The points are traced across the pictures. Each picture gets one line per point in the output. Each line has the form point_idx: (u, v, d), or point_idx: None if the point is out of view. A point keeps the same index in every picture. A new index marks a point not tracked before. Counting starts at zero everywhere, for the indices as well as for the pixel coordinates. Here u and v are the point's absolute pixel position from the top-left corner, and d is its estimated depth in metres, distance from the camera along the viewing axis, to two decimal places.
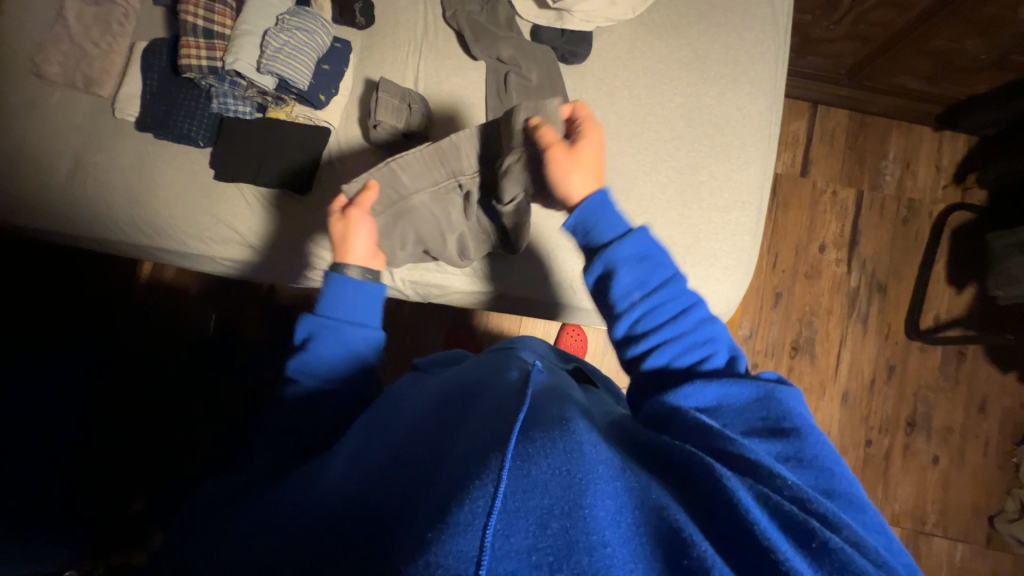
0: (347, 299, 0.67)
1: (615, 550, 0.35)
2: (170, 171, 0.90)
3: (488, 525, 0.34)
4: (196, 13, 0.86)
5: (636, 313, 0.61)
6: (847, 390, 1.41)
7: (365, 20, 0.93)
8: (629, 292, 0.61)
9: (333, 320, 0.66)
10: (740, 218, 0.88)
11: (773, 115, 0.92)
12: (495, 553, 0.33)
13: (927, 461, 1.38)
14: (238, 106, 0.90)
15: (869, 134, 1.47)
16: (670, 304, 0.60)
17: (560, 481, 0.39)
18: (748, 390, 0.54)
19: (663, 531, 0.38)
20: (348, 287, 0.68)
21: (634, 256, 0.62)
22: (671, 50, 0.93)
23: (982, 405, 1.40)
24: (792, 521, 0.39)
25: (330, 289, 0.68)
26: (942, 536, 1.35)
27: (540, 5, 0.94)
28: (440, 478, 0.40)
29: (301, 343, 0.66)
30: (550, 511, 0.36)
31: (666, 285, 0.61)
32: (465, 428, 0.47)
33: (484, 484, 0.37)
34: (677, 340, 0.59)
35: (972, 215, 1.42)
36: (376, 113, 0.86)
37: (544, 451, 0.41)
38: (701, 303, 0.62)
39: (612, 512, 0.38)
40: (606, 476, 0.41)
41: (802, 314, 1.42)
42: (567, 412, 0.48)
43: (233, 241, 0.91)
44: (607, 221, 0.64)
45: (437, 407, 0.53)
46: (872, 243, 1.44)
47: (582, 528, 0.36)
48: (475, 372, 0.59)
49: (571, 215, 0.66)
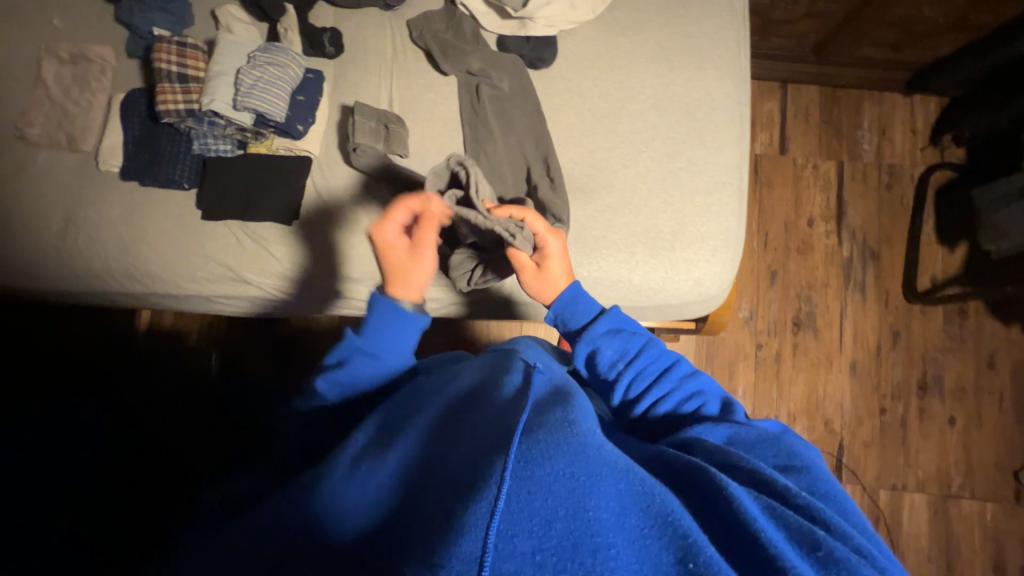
0: (391, 333, 0.64)
1: (619, 552, 0.37)
2: (159, 217, 0.91)
3: (491, 529, 0.35)
4: (170, 60, 0.88)
5: (624, 381, 0.66)
6: (854, 359, 1.40)
7: (335, 49, 0.95)
8: (613, 363, 0.67)
9: (373, 349, 0.63)
10: (723, 199, 0.89)
11: (741, 96, 0.94)
12: (499, 553, 0.34)
13: (945, 422, 1.37)
14: (218, 145, 0.91)
15: (843, 106, 1.49)
16: (654, 365, 0.66)
17: (564, 483, 0.39)
18: (754, 433, 0.56)
19: (671, 536, 0.39)
20: (397, 318, 0.64)
21: (609, 335, 0.69)
22: (635, 45, 0.95)
23: (991, 360, 1.40)
24: (801, 531, 0.42)
25: (374, 313, 0.64)
26: (970, 498, 1.34)
27: (503, 17, 0.96)
28: (444, 488, 0.40)
29: (336, 362, 0.64)
30: (554, 513, 0.37)
31: (645, 353, 0.67)
32: (466, 436, 0.46)
33: (487, 492, 0.37)
34: (668, 397, 0.64)
35: (954, 173, 1.43)
36: (355, 137, 0.88)
37: (548, 452, 0.41)
38: (681, 359, 0.67)
39: (616, 514, 0.39)
40: (612, 477, 0.42)
41: (800, 290, 1.42)
42: (571, 413, 0.48)
43: (228, 279, 0.92)
44: (582, 308, 0.71)
45: (437, 415, 0.52)
46: (859, 212, 1.45)
47: (587, 531, 0.37)
48: (474, 378, 0.58)
49: (551, 308, 0.73)
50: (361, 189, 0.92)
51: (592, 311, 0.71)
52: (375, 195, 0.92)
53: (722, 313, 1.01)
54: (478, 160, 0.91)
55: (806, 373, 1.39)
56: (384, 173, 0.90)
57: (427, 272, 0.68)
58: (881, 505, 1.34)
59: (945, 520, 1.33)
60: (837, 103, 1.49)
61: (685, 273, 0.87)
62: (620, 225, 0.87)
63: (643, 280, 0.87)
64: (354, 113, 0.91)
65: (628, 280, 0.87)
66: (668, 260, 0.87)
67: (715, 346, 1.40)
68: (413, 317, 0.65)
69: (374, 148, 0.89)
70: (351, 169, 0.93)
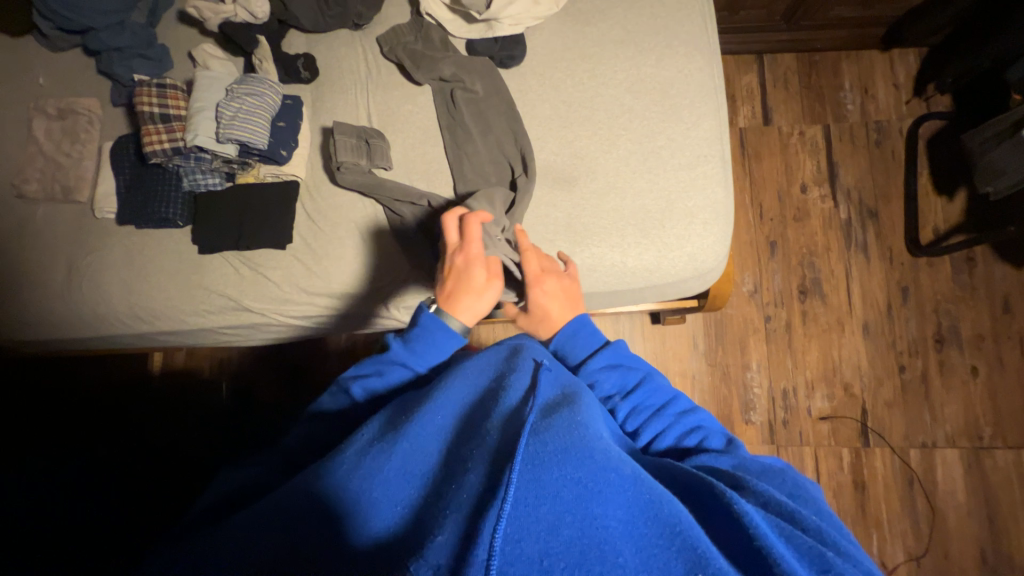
0: (433, 352, 0.66)
1: (627, 559, 0.39)
2: (158, 256, 0.94)
3: (496, 538, 0.39)
4: (151, 102, 0.90)
5: (622, 414, 0.65)
6: (866, 321, 1.38)
7: (310, 74, 0.97)
8: (610, 395, 0.66)
9: (410, 363, 0.65)
10: (707, 171, 0.89)
11: (713, 69, 0.94)
12: (506, 557, 0.38)
13: (967, 373, 1.34)
14: (207, 180, 0.94)
15: (821, 69, 1.48)
16: (650, 400, 0.65)
17: (572, 489, 0.42)
18: (760, 467, 0.56)
19: (679, 546, 0.40)
20: (439, 336, 0.66)
21: (608, 367, 0.68)
22: (601, 32, 0.96)
23: (1007, 304, 1.36)
24: (809, 549, 0.43)
25: (421, 329, 0.66)
26: (1003, 448, 1.31)
27: (469, 21, 0.98)
28: (462, 496, 0.44)
29: (372, 372, 0.65)
30: (561, 519, 0.40)
31: (645, 385, 0.66)
32: (483, 441, 0.48)
33: (499, 504, 0.41)
34: (668, 432, 0.63)
35: (942, 121, 1.42)
36: (337, 156, 0.90)
37: (556, 458, 0.44)
38: (680, 395, 0.66)
39: (623, 523, 0.41)
40: (619, 486, 0.43)
41: (802, 257, 1.41)
42: (577, 415, 0.51)
43: (229, 307, 0.93)
44: (582, 342, 0.70)
45: (453, 416, 0.54)
46: (852, 171, 1.44)
47: (594, 539, 0.39)
48: (484, 381, 0.59)
49: (551, 341, 0.72)
50: (348, 206, 0.94)
51: (594, 341, 0.71)
52: (363, 209, 0.93)
53: (723, 288, 1.00)
54: (461, 164, 0.93)
55: (818, 340, 1.38)
56: (369, 189, 0.91)
57: (488, 297, 0.69)
58: (913, 466, 1.31)
59: (980, 473, 1.30)
60: (814, 67, 1.49)
61: (678, 249, 0.86)
62: (607, 210, 0.88)
63: (637, 262, 0.87)
64: (334, 132, 0.93)
65: (622, 264, 0.87)
66: (659, 239, 0.87)
67: (723, 323, 1.39)
68: (453, 337, 0.67)
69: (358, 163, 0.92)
70: (337, 188, 0.94)
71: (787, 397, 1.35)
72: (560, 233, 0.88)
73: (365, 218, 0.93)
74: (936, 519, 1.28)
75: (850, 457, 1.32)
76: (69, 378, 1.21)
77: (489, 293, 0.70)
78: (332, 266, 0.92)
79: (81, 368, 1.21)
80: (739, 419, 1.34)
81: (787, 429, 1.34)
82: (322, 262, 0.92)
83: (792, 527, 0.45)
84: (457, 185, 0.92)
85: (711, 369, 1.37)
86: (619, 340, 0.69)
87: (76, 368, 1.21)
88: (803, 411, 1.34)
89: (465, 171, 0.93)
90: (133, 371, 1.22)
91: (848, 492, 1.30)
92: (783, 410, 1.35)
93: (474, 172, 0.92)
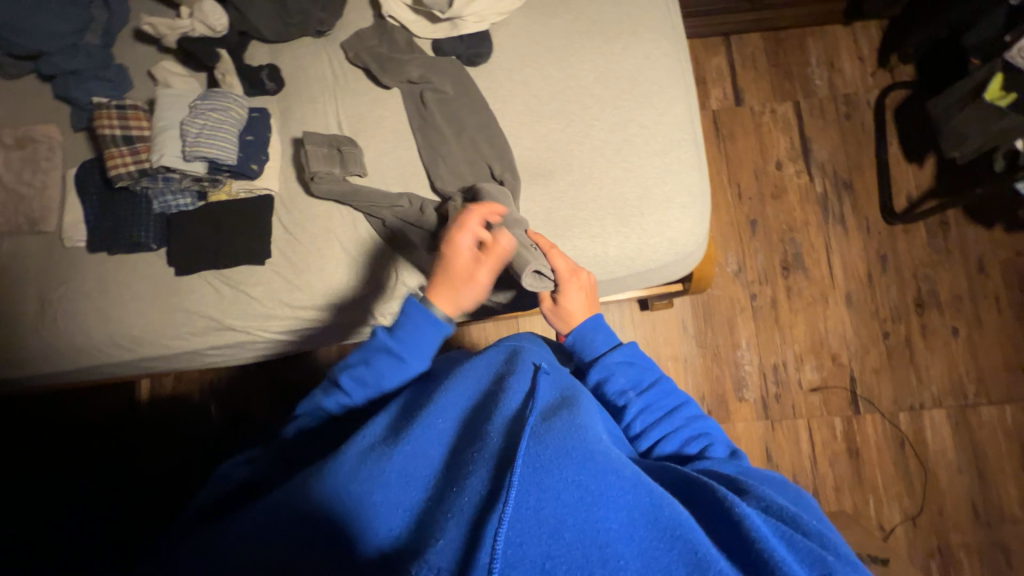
0: (419, 339, 0.62)
1: (628, 561, 0.40)
2: (133, 282, 0.92)
3: (497, 543, 0.39)
4: (112, 124, 0.88)
5: (633, 411, 0.66)
6: (849, 291, 1.41)
7: (275, 85, 0.96)
8: (623, 391, 0.67)
9: (395, 348, 0.62)
10: (680, 155, 0.89)
11: (680, 53, 0.95)
12: (508, 560, 0.39)
13: (948, 334, 1.38)
14: (178, 200, 0.91)
15: (787, 46, 1.50)
16: (663, 401, 0.66)
17: (574, 491, 0.42)
18: (762, 477, 0.58)
19: (681, 548, 0.41)
20: (422, 320, 0.62)
21: (622, 364, 0.69)
22: (566, 24, 0.96)
23: (981, 264, 1.40)
24: (811, 553, 0.43)
25: (405, 314, 0.62)
26: (987, 403, 1.34)
27: (433, 21, 0.97)
28: (464, 499, 0.44)
29: (360, 359, 0.63)
30: (562, 522, 0.41)
31: (657, 386, 0.68)
32: (486, 446, 0.47)
33: (501, 507, 0.41)
34: (675, 434, 0.64)
35: (907, 90, 1.44)
36: (310, 165, 0.89)
37: (556, 460, 0.44)
38: (691, 401, 0.68)
39: (624, 525, 0.41)
40: (620, 487, 0.43)
41: (782, 233, 1.43)
42: (576, 415, 0.50)
43: (212, 328, 0.91)
44: (603, 336, 0.72)
45: (454, 419, 0.54)
46: (824, 145, 1.46)
47: (595, 541, 0.40)
48: (482, 381, 0.58)
49: (571, 333, 0.74)
50: (326, 218, 0.92)
51: (610, 341, 0.72)
52: (342, 219, 0.92)
53: (706, 270, 1.01)
54: (436, 166, 0.92)
55: (804, 313, 1.40)
56: (346, 199, 0.90)
57: (477, 288, 0.66)
58: (903, 428, 1.34)
59: (967, 430, 1.34)
60: (781, 44, 1.50)
61: (658, 235, 0.87)
62: (586, 202, 0.88)
63: (619, 251, 0.87)
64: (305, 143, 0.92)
65: (604, 254, 0.87)
66: (639, 227, 0.87)
67: (711, 304, 1.40)
68: (436, 324, 0.63)
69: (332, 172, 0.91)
70: (312, 199, 0.93)
71: (777, 371, 1.37)
72: (541, 227, 0.88)
73: (343, 227, 0.92)
74: (929, 479, 1.32)
75: (842, 425, 1.35)
76: (52, 413, 1.18)
77: (480, 284, 0.66)
78: (315, 277, 0.91)
79: (64, 401, 1.18)
80: (732, 397, 1.36)
81: (781, 403, 1.36)
82: (304, 273, 0.91)
83: (794, 531, 0.46)
84: (435, 188, 0.92)
85: (702, 351, 1.38)
86: (633, 341, 0.70)
87: (58, 402, 1.18)
88: (794, 384, 1.37)
89: (445, 172, 0.92)
90: (120, 400, 1.19)
91: (843, 459, 1.33)
92: (774, 384, 1.37)
93: (452, 173, 0.92)
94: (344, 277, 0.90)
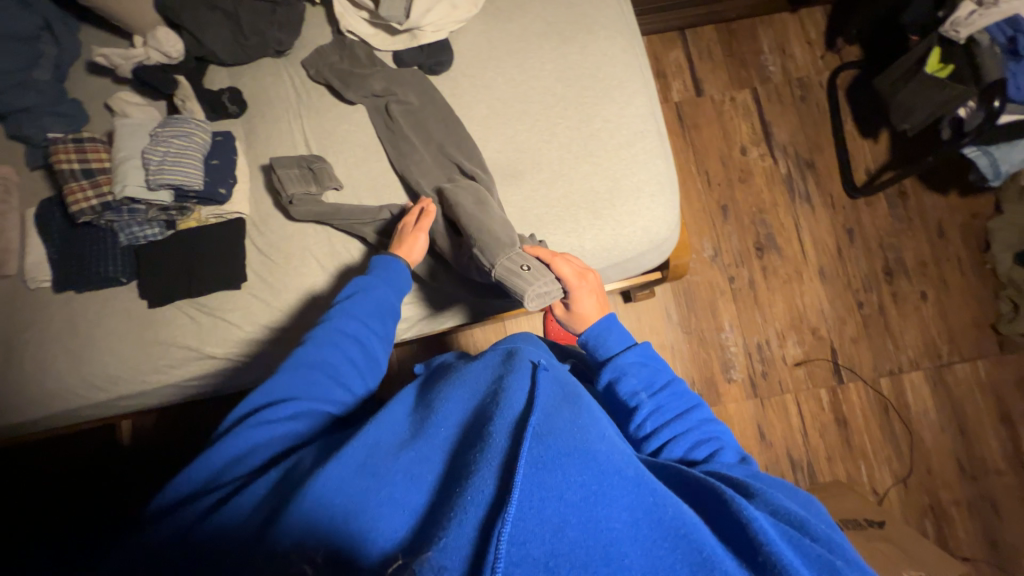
0: (394, 270, 0.78)
1: (632, 562, 0.41)
2: (106, 318, 0.89)
3: (501, 543, 0.39)
4: (70, 159, 0.86)
5: (644, 411, 0.65)
6: (821, 266, 1.45)
7: (238, 108, 0.96)
8: (635, 392, 0.66)
9: (374, 280, 0.75)
10: (645, 146, 0.91)
11: (635, 48, 0.97)
12: (513, 560, 0.39)
13: (918, 299, 1.43)
14: (146, 231, 0.90)
15: (740, 36, 1.55)
16: (675, 403, 0.65)
17: (577, 491, 0.43)
18: (768, 480, 0.58)
19: (685, 548, 0.42)
20: (393, 267, 0.78)
21: (634, 364, 0.68)
22: (524, 27, 0.98)
23: (941, 229, 1.46)
24: (817, 557, 0.45)
25: (380, 264, 0.78)
26: (961, 361, 1.40)
27: (392, 33, 0.98)
28: (466, 498, 0.43)
29: (346, 295, 0.73)
30: (566, 521, 0.41)
31: (668, 388, 0.67)
32: (488, 447, 0.47)
33: (504, 507, 0.41)
34: (686, 436, 0.63)
35: (855, 70, 1.51)
36: (287, 189, 0.88)
37: (559, 460, 0.45)
38: (702, 404, 0.67)
39: (627, 525, 0.42)
40: (624, 488, 0.44)
41: (753, 216, 1.47)
42: (578, 415, 0.51)
43: (191, 357, 0.89)
44: (615, 337, 0.72)
45: (456, 423, 0.53)
46: (784, 128, 1.51)
47: (599, 541, 0.41)
48: (482, 380, 0.58)
49: (586, 330, 0.75)
50: (301, 238, 0.92)
51: (624, 342, 0.72)
52: (318, 238, 0.92)
53: (682, 256, 1.04)
54: (408, 174, 0.92)
55: (781, 291, 1.44)
56: (323, 217, 0.89)
57: (421, 241, 0.83)
58: (886, 393, 1.38)
59: (945, 389, 1.39)
60: (733, 35, 1.55)
61: (630, 225, 0.89)
62: (557, 198, 0.90)
63: (594, 244, 0.88)
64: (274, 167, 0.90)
65: (580, 248, 0.88)
66: (611, 218, 0.89)
67: (691, 291, 1.43)
68: (400, 267, 0.79)
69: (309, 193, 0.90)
70: (286, 219, 0.92)
71: (762, 350, 1.41)
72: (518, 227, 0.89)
73: (319, 244, 0.91)
74: (915, 440, 1.36)
75: (828, 397, 1.38)
76: (27, 464, 1.13)
77: (422, 238, 0.83)
78: (294, 298, 0.90)
79: (40, 452, 1.13)
80: (721, 379, 1.39)
81: (768, 380, 1.39)
82: (283, 295, 0.90)
83: (801, 536, 0.46)
84: (411, 196, 0.93)
85: (688, 337, 1.40)
86: (647, 343, 0.70)
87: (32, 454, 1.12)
88: (779, 360, 1.40)
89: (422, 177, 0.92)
90: (100, 443, 1.15)
91: (833, 429, 1.37)
92: (760, 363, 1.40)
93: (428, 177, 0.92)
94: (321, 294, 0.89)
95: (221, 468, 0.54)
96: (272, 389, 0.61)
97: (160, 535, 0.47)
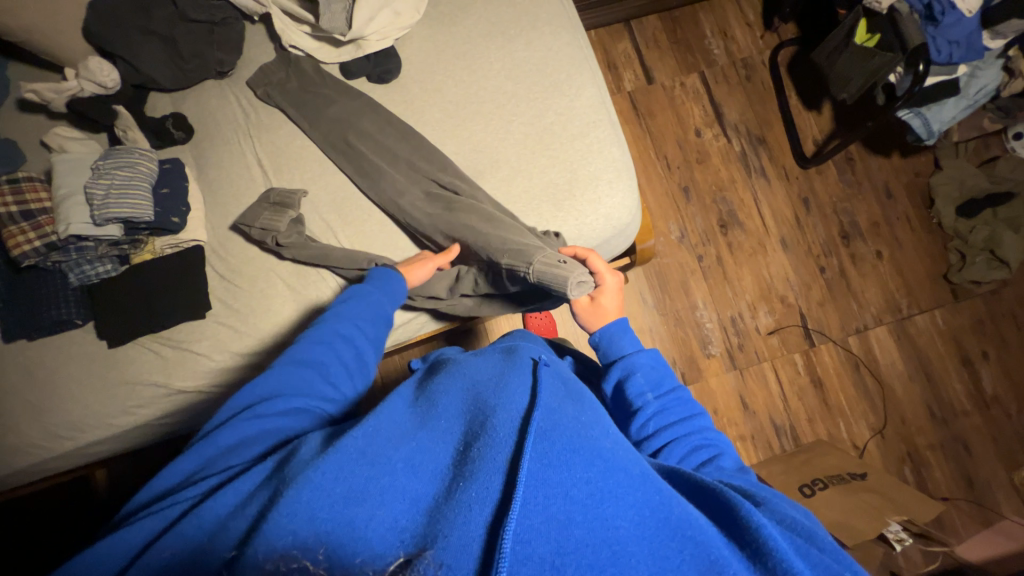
0: (384, 275, 0.79)
1: (640, 562, 0.41)
2: (65, 362, 0.86)
3: (507, 538, 0.40)
4: (6, 201, 0.82)
5: (650, 411, 0.66)
6: (782, 236, 1.51)
7: (183, 133, 0.93)
8: (642, 392, 0.67)
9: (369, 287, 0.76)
10: (599, 135, 0.93)
11: (579, 41, 0.99)
12: (518, 556, 0.39)
13: (875, 257, 1.50)
14: (97, 268, 0.86)
15: (683, 23, 1.60)
16: (678, 407, 0.66)
17: (583, 488, 0.44)
18: (773, 491, 0.57)
19: (693, 550, 0.43)
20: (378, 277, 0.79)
21: (644, 366, 0.70)
22: (468, 29, 0.99)
23: (889, 190, 1.54)
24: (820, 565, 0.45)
25: (375, 274, 0.79)
26: (920, 313, 1.47)
27: (336, 45, 0.97)
28: (470, 492, 0.43)
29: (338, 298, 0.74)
30: (572, 519, 0.42)
31: (674, 394, 0.68)
32: (493, 441, 0.47)
33: (511, 500, 0.42)
34: (687, 439, 0.63)
35: (793, 46, 1.58)
36: (278, 229, 0.86)
37: (564, 457, 0.45)
38: (705, 413, 0.68)
39: (634, 524, 0.43)
40: (630, 488, 0.45)
41: (714, 194, 1.52)
42: (582, 413, 0.52)
43: (160, 395, 0.86)
44: (628, 339, 0.74)
45: (456, 414, 0.53)
46: (733, 108, 1.56)
47: (605, 539, 0.41)
48: (483, 373, 0.58)
49: (600, 328, 0.77)
50: (264, 260, 0.90)
51: (634, 345, 0.74)
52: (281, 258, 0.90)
53: (646, 239, 1.06)
54: (368, 184, 0.92)
55: (747, 264, 1.48)
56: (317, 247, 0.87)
57: (424, 269, 0.85)
58: (855, 351, 1.45)
59: (909, 340, 1.46)
60: (676, 22, 1.60)
61: (593, 214, 0.90)
62: (519, 194, 0.91)
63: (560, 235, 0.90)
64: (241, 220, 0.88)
65: None
66: (573, 209, 0.90)
67: (663, 272, 1.46)
68: (394, 276, 0.80)
69: (295, 221, 0.88)
70: (247, 242, 0.90)
71: (736, 323, 1.45)
72: None
73: (284, 264, 0.90)
74: (887, 392, 1.42)
75: (803, 360, 1.43)
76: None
77: (426, 266, 0.86)
78: (263, 322, 0.87)
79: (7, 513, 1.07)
80: (700, 355, 1.42)
81: (744, 351, 1.43)
82: (252, 319, 0.88)
83: (810, 546, 0.47)
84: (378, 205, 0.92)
85: (665, 318, 1.44)
86: (656, 349, 0.72)
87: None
88: (753, 331, 1.44)
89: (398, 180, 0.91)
90: (74, 495, 1.10)
91: (810, 391, 1.42)
92: (735, 336, 1.44)
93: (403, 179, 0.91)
94: (291, 313, 0.88)
95: (211, 457, 0.54)
96: (256, 384, 0.61)
97: (150, 522, 0.47)
